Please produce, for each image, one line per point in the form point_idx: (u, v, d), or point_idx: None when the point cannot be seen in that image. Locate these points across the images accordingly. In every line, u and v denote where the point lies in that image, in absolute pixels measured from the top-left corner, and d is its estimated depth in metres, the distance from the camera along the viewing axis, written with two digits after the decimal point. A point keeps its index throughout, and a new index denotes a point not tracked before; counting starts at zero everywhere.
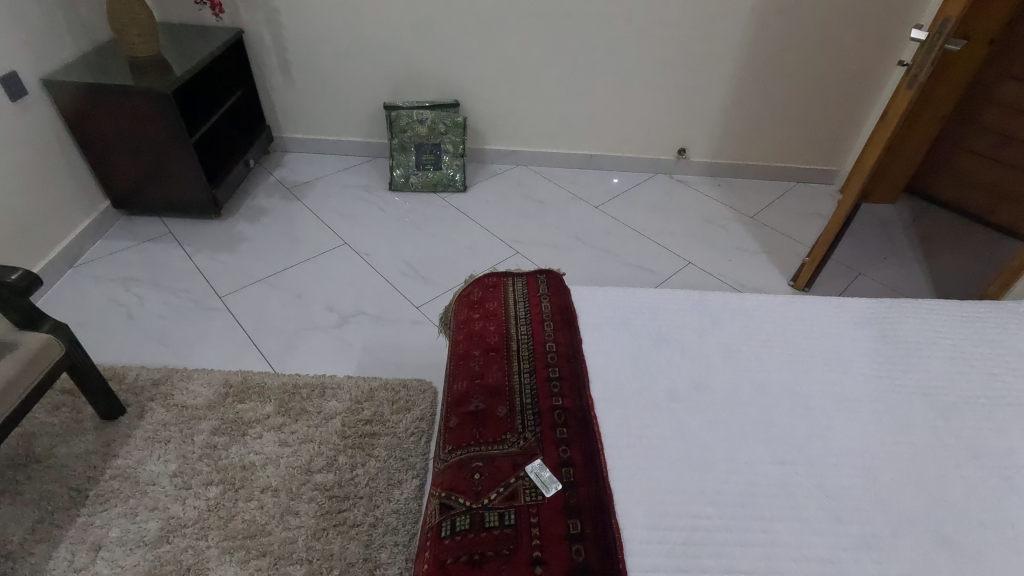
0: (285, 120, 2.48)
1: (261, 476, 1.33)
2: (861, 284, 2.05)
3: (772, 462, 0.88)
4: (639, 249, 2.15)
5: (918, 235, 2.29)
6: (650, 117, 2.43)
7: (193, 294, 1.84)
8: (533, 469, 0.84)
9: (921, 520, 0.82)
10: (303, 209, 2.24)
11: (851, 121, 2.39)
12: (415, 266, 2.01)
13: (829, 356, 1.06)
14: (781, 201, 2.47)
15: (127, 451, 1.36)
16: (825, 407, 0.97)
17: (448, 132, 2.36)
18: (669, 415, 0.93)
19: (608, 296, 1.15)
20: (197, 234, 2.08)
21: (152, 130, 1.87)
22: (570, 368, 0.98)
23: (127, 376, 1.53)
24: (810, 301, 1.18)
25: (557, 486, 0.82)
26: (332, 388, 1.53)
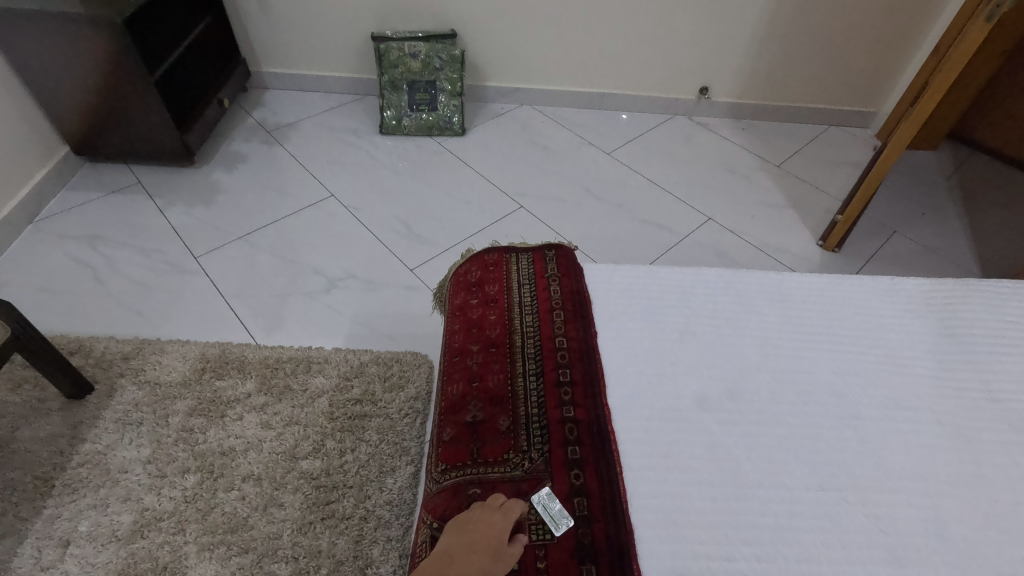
0: (262, 53, 2.22)
1: (241, 463, 1.22)
2: (896, 244, 1.88)
3: (818, 489, 0.75)
4: (654, 202, 1.96)
5: (960, 188, 2.08)
6: (671, 51, 2.16)
7: (165, 254, 1.68)
8: (539, 500, 0.71)
9: (991, 562, 0.70)
10: (285, 156, 2.03)
11: (896, 57, 2.13)
12: (408, 223, 1.83)
13: (884, 352, 0.91)
14: (811, 147, 2.25)
15: (96, 435, 1.25)
16: (881, 417, 0.82)
17: (444, 68, 2.12)
18: (697, 429, 0.79)
19: (627, 277, 0.99)
20: (169, 184, 1.90)
21: (107, 67, 1.65)
22: (583, 370, 0.85)
23: (94, 350, 1.40)
24: (860, 283, 1.02)
25: (568, 522, 0.70)
26: (318, 363, 1.40)
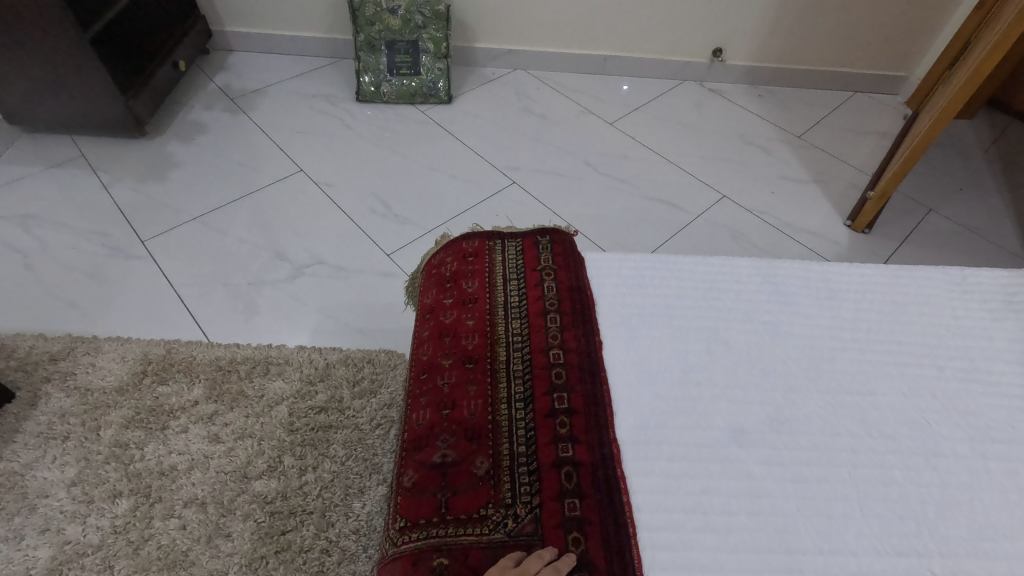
0: (224, 10, 1.98)
1: (184, 485, 1.04)
2: (932, 223, 1.68)
3: (893, 555, 0.57)
4: (662, 177, 1.76)
5: (1001, 160, 1.88)
6: (681, 7, 1.93)
7: (108, 238, 1.48)
8: None
9: None
10: (249, 126, 1.81)
11: (934, 13, 1.90)
12: (386, 201, 1.62)
13: (961, 366, 0.72)
14: (834, 115, 2.03)
15: (12, 452, 1.07)
16: (963, 452, 0.65)
17: (427, 25, 1.88)
18: (732, 472, 0.62)
19: (640, 269, 0.80)
20: (117, 157, 1.68)
21: (34, 21, 1.42)
22: (585, 394, 0.67)
23: (18, 350, 1.21)
24: (925, 275, 0.83)
25: None
26: (277, 364, 1.22)
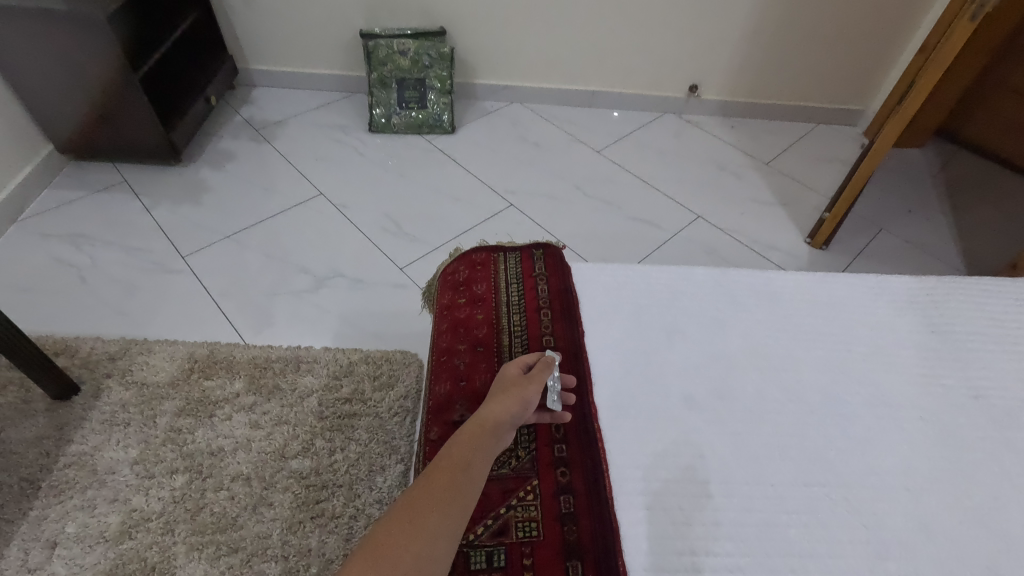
0: (250, 51, 2.21)
1: (230, 463, 1.22)
2: (883, 241, 1.89)
3: (803, 486, 0.75)
4: (643, 199, 1.97)
5: (946, 185, 2.10)
6: (659, 49, 2.16)
7: (151, 253, 1.66)
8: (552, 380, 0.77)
9: (972, 556, 0.70)
10: (273, 154, 2.02)
11: (884, 55, 2.14)
12: (398, 220, 1.82)
13: (869, 350, 0.90)
14: (799, 144, 2.26)
15: (82, 436, 1.24)
16: (865, 414, 0.82)
17: (433, 65, 2.11)
18: (682, 428, 0.79)
19: (615, 275, 0.99)
20: (156, 182, 1.87)
21: (93, 63, 1.62)
22: (571, 370, 0.86)
23: (79, 351, 1.39)
24: (847, 279, 1.02)
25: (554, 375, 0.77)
26: (307, 362, 1.40)
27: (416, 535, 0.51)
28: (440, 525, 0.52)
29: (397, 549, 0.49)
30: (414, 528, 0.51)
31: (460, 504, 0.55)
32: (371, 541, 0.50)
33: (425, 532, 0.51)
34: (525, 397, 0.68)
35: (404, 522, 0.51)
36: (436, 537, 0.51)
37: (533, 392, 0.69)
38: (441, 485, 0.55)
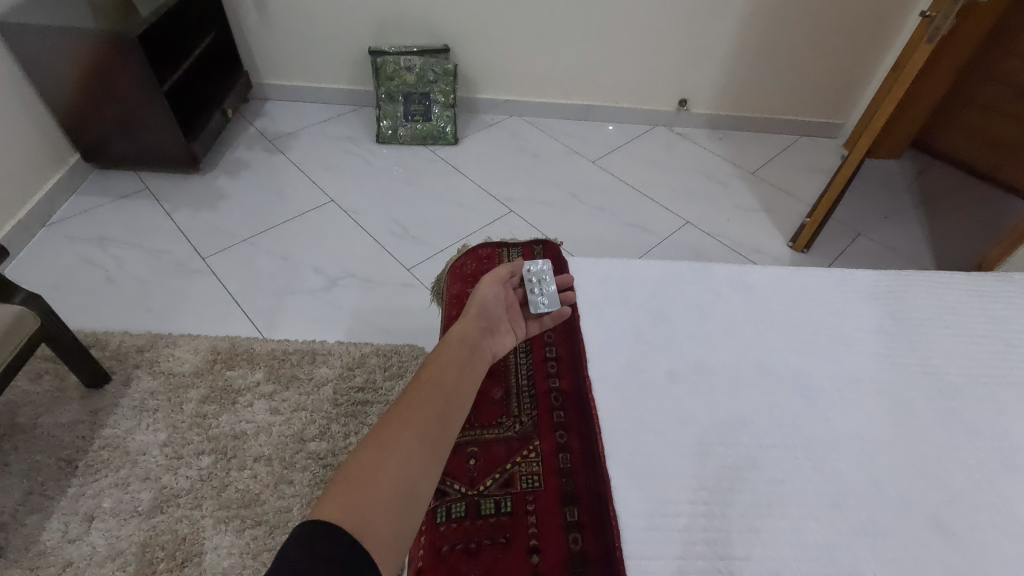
0: (264, 66, 2.33)
1: (253, 445, 1.31)
2: (860, 245, 2.01)
3: (772, 447, 0.85)
4: (636, 206, 2.09)
5: (921, 193, 2.23)
6: (651, 66, 2.30)
7: (173, 255, 1.76)
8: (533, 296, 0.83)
9: (919, 506, 0.80)
10: (286, 164, 2.13)
11: (860, 72, 2.29)
12: (405, 225, 1.93)
13: (833, 333, 1.01)
14: (783, 155, 2.39)
15: (115, 420, 1.34)
16: (826, 386, 0.93)
17: (438, 80, 2.24)
18: (665, 398, 0.89)
19: (607, 268, 1.09)
20: (175, 189, 1.98)
21: (122, 78, 1.74)
22: (568, 349, 0.97)
23: (109, 343, 1.49)
24: (816, 272, 1.12)
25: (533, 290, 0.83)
26: (322, 354, 1.50)
27: (392, 455, 0.53)
28: (417, 442, 0.55)
29: (375, 470, 0.51)
30: (389, 449, 0.53)
31: (433, 421, 0.58)
32: (346, 467, 0.51)
33: (401, 449, 0.53)
34: (478, 297, 0.79)
35: (377, 446, 0.53)
36: (414, 453, 0.54)
37: (488, 292, 0.80)
38: (411, 406, 0.58)
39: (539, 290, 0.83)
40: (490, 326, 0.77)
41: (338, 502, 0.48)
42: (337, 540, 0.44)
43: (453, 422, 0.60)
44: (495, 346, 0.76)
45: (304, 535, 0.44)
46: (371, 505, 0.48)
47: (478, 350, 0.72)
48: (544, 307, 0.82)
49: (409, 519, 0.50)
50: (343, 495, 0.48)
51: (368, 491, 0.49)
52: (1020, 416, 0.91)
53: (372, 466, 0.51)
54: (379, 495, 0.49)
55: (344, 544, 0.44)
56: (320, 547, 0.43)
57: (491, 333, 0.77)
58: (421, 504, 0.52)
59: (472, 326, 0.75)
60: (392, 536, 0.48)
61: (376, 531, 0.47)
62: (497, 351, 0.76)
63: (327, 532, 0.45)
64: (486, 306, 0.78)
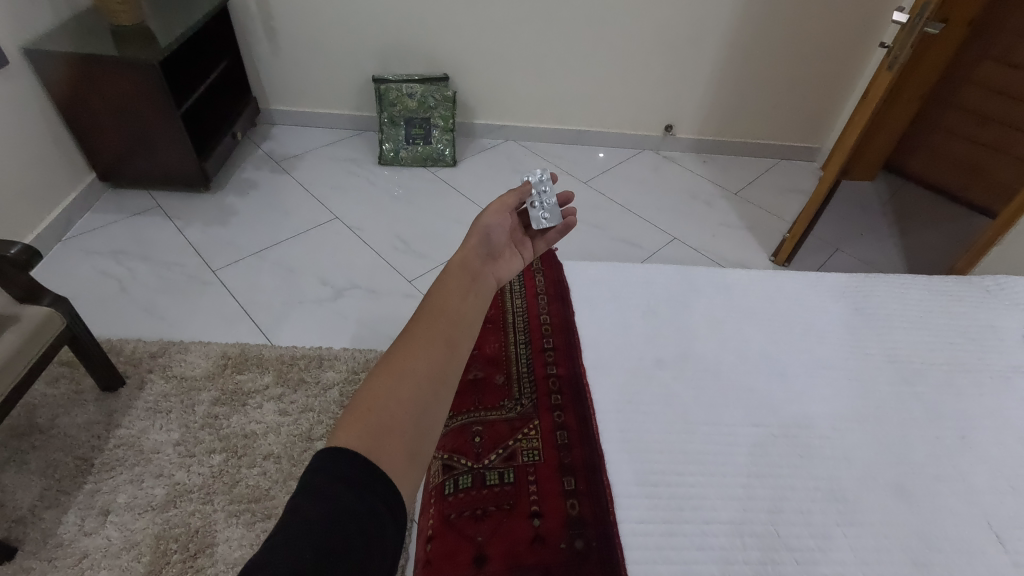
0: (272, 93, 2.46)
1: (262, 443, 1.37)
2: (838, 259, 2.13)
3: (751, 426, 0.93)
4: (626, 224, 2.20)
5: (894, 211, 2.36)
6: (639, 93, 2.44)
7: (184, 267, 1.84)
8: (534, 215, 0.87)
9: (885, 477, 0.88)
10: (292, 184, 2.23)
11: (834, 99, 2.44)
12: (406, 241, 2.03)
13: (807, 326, 1.10)
14: (764, 177, 2.53)
15: (129, 421, 1.40)
16: (800, 372, 1.01)
17: (438, 106, 2.36)
18: (653, 384, 0.97)
19: (599, 270, 1.18)
20: (187, 207, 2.07)
21: (140, 101, 1.84)
22: (564, 339, 1.04)
23: (124, 349, 1.55)
24: (792, 275, 1.22)
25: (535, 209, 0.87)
26: (329, 359, 1.57)
27: (398, 386, 0.59)
28: (422, 372, 0.61)
29: (384, 400, 0.57)
30: (395, 380, 0.59)
31: (437, 353, 0.64)
32: (357, 399, 0.57)
33: (408, 382, 0.60)
34: (480, 223, 0.82)
35: (384, 379, 0.59)
36: (419, 383, 0.60)
37: (492, 218, 0.83)
38: (416, 340, 0.64)
39: (540, 205, 0.88)
40: (491, 252, 0.82)
41: (354, 430, 0.54)
42: (357, 465, 0.51)
43: (457, 351, 0.66)
44: (497, 270, 0.82)
45: (325, 464, 0.50)
46: (383, 431, 0.55)
47: (479, 277, 0.78)
48: (548, 222, 0.88)
49: (419, 441, 0.57)
50: (357, 424, 0.55)
51: (380, 419, 0.56)
52: (976, 398, 1.00)
53: (381, 396, 0.58)
54: (388, 421, 0.56)
55: (364, 470, 0.51)
56: (341, 475, 0.49)
57: (493, 258, 0.82)
58: (429, 427, 0.59)
59: (472, 252, 0.79)
60: (405, 456, 0.55)
61: (390, 452, 0.54)
62: (500, 274, 0.82)
63: (346, 459, 0.51)
64: (488, 231, 0.82)
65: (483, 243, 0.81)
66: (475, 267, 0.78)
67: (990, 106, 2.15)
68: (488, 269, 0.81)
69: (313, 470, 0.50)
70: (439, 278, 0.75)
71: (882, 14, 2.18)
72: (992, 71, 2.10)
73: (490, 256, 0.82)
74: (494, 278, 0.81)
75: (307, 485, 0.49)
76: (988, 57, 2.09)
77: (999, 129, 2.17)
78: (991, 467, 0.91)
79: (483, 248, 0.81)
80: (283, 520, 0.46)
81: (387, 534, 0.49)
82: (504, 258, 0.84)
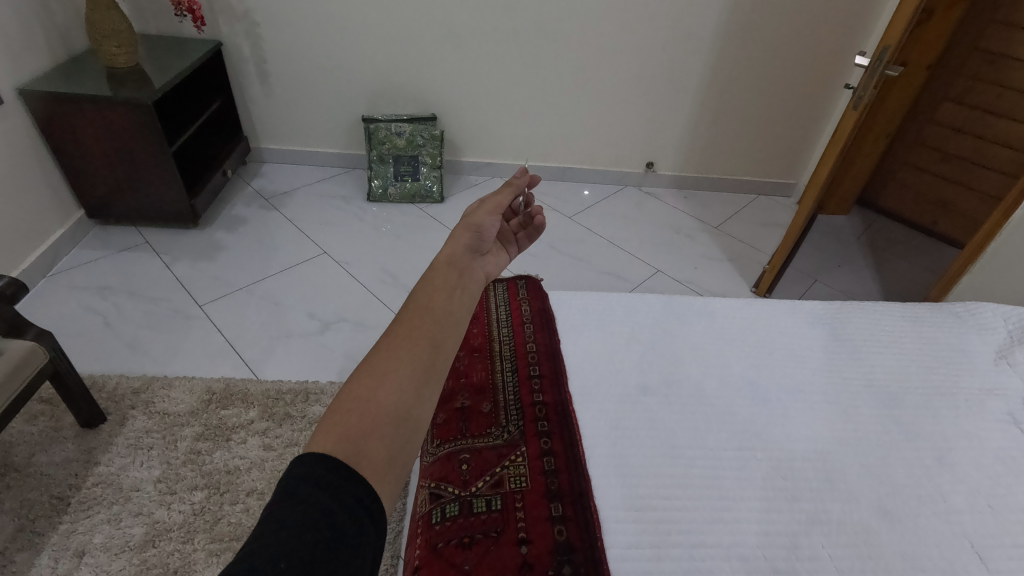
0: (263, 132, 2.51)
1: (245, 479, 1.35)
2: (817, 290, 2.18)
3: (735, 448, 0.94)
4: (611, 257, 2.24)
5: (869, 243, 2.44)
6: (620, 132, 2.54)
7: (170, 302, 1.84)
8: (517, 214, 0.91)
9: (869, 500, 0.89)
10: (281, 219, 2.26)
11: (806, 137, 2.55)
12: (394, 275, 2.05)
13: (786, 351, 1.13)
14: (743, 211, 2.61)
15: (109, 458, 1.37)
16: (782, 397, 1.04)
17: (426, 144, 2.43)
18: (639, 409, 0.99)
19: (583, 299, 1.21)
20: (175, 243, 2.08)
21: (132, 139, 1.87)
22: (550, 366, 1.05)
23: (106, 385, 1.53)
24: (771, 303, 1.25)
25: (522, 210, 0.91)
26: (315, 393, 1.56)
27: (379, 388, 0.60)
28: (406, 372, 0.62)
29: (366, 403, 0.58)
30: (377, 382, 0.60)
31: (422, 352, 0.65)
32: (338, 402, 0.58)
33: (390, 382, 0.61)
34: (473, 219, 0.83)
35: (367, 381, 0.60)
36: (402, 383, 0.61)
37: (485, 216, 0.84)
38: (401, 339, 0.65)
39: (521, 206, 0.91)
40: (480, 247, 0.83)
41: (332, 435, 0.55)
42: (335, 470, 0.52)
43: (442, 350, 0.67)
44: (484, 265, 0.83)
45: (303, 471, 0.51)
46: (362, 435, 0.56)
47: (467, 271, 0.78)
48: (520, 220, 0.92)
49: (401, 443, 0.57)
50: (336, 430, 0.56)
51: (360, 423, 0.57)
52: (952, 420, 1.02)
53: (362, 399, 0.58)
54: (369, 424, 0.57)
55: (342, 474, 0.52)
56: (320, 481, 0.50)
57: (481, 253, 0.84)
58: (412, 431, 0.59)
59: (461, 246, 0.80)
60: (385, 458, 0.56)
61: (369, 456, 0.55)
62: (488, 269, 0.84)
63: (325, 464, 0.52)
64: (481, 228, 0.83)
65: (473, 238, 0.82)
66: (463, 263, 0.79)
67: (953, 144, 2.27)
68: (477, 264, 0.82)
69: (292, 476, 0.51)
70: (426, 276, 0.75)
71: (845, 58, 2.31)
72: (952, 111, 2.22)
73: (479, 252, 0.83)
74: (483, 272, 0.82)
75: (285, 491, 0.50)
76: (948, 98, 2.22)
77: (963, 166, 2.28)
78: (970, 487, 0.92)
79: (472, 243, 0.82)
80: (258, 525, 0.48)
81: (367, 541, 0.50)
82: (491, 254, 0.86)
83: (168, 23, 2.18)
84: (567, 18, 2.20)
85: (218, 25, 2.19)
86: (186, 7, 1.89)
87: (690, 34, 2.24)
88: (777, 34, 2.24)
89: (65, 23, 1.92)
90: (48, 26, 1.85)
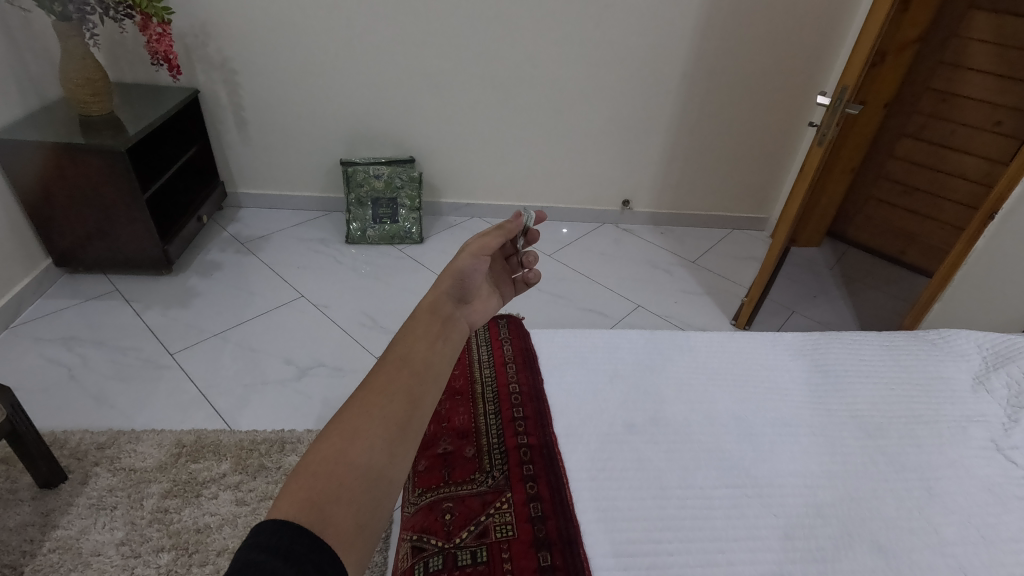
0: (240, 177, 2.50)
1: (216, 538, 1.27)
2: (795, 321, 2.21)
3: (725, 487, 0.92)
4: (591, 294, 2.24)
5: (842, 274, 2.49)
6: (596, 171, 2.59)
7: (141, 351, 1.77)
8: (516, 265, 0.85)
9: (864, 536, 0.87)
10: (257, 264, 2.23)
11: (774, 173, 2.64)
12: (374, 317, 2.02)
13: (769, 384, 1.13)
14: (719, 245, 2.66)
15: (68, 521, 1.29)
16: (768, 431, 1.03)
17: (404, 186, 2.44)
18: (626, 451, 0.96)
19: (565, 338, 1.20)
20: (147, 289, 2.03)
21: (103, 186, 1.85)
22: (534, 407, 1.03)
23: (69, 442, 1.45)
24: (752, 336, 1.25)
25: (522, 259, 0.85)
26: (291, 443, 1.50)
27: (350, 448, 0.58)
28: (380, 430, 0.60)
29: (335, 464, 0.56)
30: (347, 441, 0.58)
31: (397, 408, 0.63)
32: (306, 462, 0.56)
33: (362, 442, 0.58)
34: (456, 266, 0.79)
35: (337, 441, 0.58)
36: (374, 442, 0.59)
37: (469, 259, 0.80)
38: (373, 394, 0.63)
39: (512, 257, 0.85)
40: (465, 294, 0.81)
41: (296, 500, 0.52)
42: (298, 539, 0.49)
43: (419, 406, 0.65)
44: (469, 313, 0.82)
45: (264, 539, 0.48)
46: (329, 500, 0.53)
47: (450, 321, 0.77)
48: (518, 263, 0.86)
49: (371, 508, 0.55)
50: (301, 494, 0.53)
51: (328, 486, 0.54)
52: (936, 449, 1.02)
53: (331, 460, 0.56)
54: (336, 488, 0.54)
55: (305, 545, 0.49)
56: (283, 552, 0.47)
57: (466, 301, 0.82)
58: (383, 495, 0.57)
59: (444, 297, 0.78)
60: (352, 524, 0.53)
61: (335, 523, 0.52)
62: (472, 317, 0.82)
63: (287, 532, 0.49)
64: (465, 277, 0.80)
65: (457, 287, 0.80)
66: (446, 312, 0.77)
67: (914, 177, 2.36)
68: (461, 313, 0.80)
69: (249, 545, 0.48)
70: (408, 324, 0.74)
71: (807, 98, 2.42)
72: (910, 147, 2.32)
73: (464, 299, 0.82)
74: (467, 321, 0.81)
75: (240, 561, 0.47)
76: (906, 135, 2.32)
77: (924, 198, 2.37)
78: (963, 518, 0.91)
79: (455, 291, 0.80)
80: None
81: None
82: (478, 298, 0.84)
83: (144, 72, 2.19)
84: (541, 63, 2.27)
85: (195, 73, 2.21)
86: (162, 57, 1.89)
87: (658, 77, 2.32)
88: (741, 76, 2.34)
89: (39, 72, 1.92)
90: (20, 76, 1.84)
